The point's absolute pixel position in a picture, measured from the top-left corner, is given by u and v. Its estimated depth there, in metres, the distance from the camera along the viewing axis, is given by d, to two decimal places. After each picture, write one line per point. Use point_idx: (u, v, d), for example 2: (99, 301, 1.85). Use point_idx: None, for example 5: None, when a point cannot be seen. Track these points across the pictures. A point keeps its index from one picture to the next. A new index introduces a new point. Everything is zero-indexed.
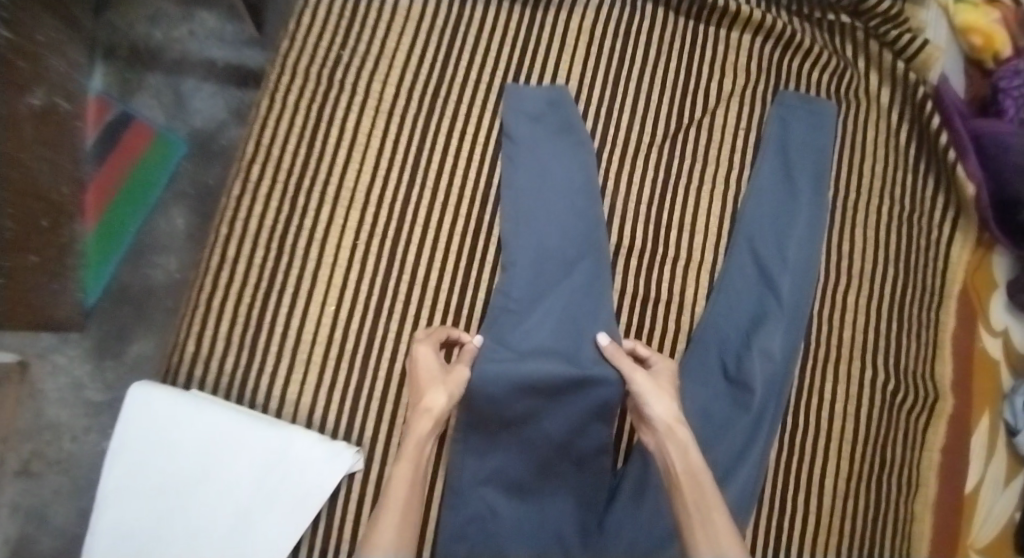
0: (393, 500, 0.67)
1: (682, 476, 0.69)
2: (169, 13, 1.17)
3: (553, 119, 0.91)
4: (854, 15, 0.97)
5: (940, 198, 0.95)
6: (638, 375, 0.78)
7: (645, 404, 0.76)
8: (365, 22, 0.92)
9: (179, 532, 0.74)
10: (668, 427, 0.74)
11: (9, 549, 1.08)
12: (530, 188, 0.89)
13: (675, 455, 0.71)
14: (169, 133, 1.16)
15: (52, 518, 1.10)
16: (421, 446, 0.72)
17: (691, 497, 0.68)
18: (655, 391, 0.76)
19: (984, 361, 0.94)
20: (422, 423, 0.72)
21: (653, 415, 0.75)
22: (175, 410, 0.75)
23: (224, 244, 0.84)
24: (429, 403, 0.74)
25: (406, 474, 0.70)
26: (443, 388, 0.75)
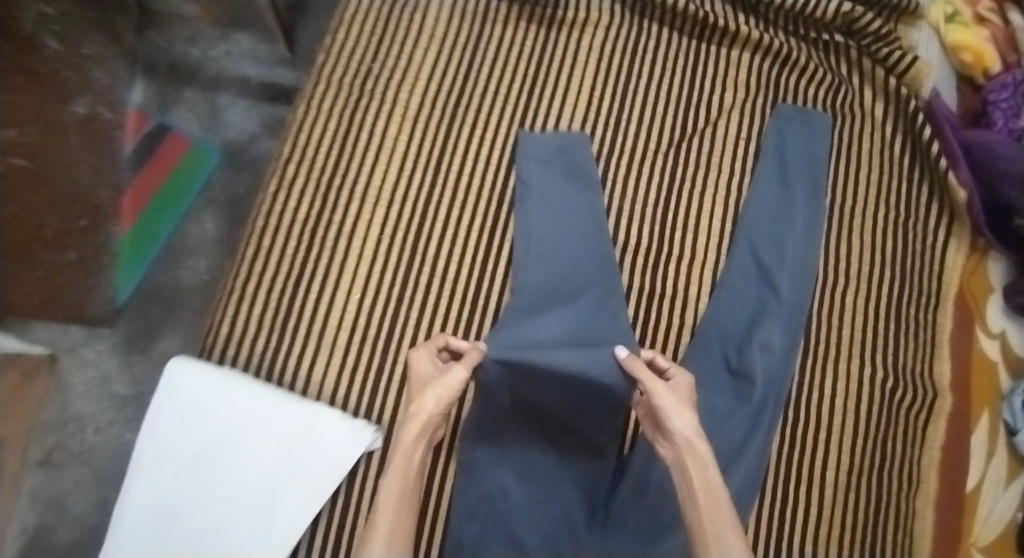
0: (383, 508, 0.68)
1: (699, 491, 0.69)
2: (206, 34, 1.24)
3: (569, 161, 0.95)
4: (847, 34, 1.03)
5: (934, 206, 0.99)
6: (657, 385, 0.76)
7: (662, 415, 0.75)
8: (393, 36, 1.00)
9: (207, 497, 0.79)
10: (688, 441, 0.72)
11: (25, 540, 1.08)
12: (541, 220, 0.92)
13: (692, 470, 0.71)
14: (203, 143, 1.21)
15: (69, 508, 1.10)
16: (410, 451, 0.72)
17: (708, 515, 0.67)
18: (673, 403, 0.75)
19: (981, 362, 0.97)
20: (409, 428, 0.73)
21: (670, 427, 0.74)
22: (209, 384, 0.81)
23: (258, 234, 0.90)
24: (416, 408, 0.74)
25: (395, 483, 0.70)
26: (431, 391, 0.75)
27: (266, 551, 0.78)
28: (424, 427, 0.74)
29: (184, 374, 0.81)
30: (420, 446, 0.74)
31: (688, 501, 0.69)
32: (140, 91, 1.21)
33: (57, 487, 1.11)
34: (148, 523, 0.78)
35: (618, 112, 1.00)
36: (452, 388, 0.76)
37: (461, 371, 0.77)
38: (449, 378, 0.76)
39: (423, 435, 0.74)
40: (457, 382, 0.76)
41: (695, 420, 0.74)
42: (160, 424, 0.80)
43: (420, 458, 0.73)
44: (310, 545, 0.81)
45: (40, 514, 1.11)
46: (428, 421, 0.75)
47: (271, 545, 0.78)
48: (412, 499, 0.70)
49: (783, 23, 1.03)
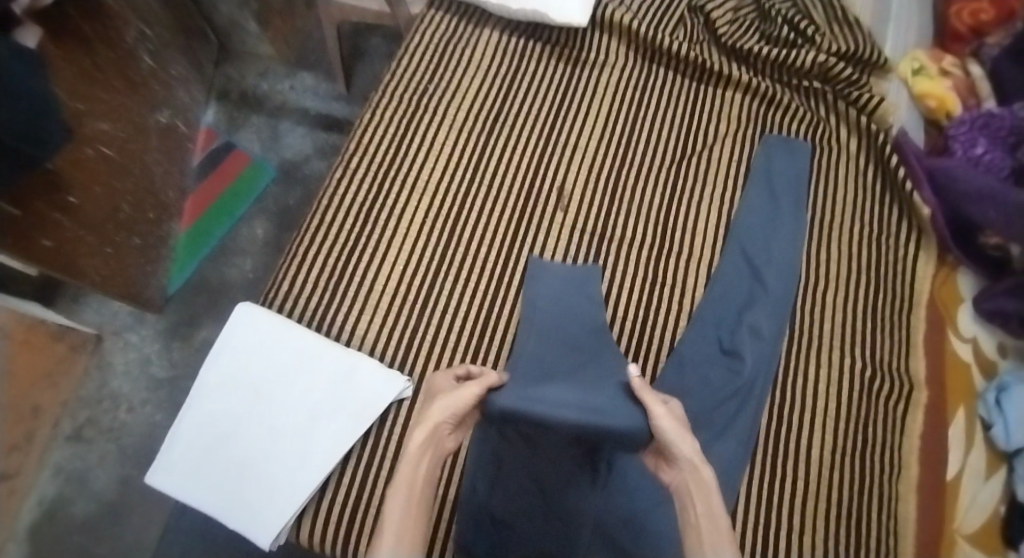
0: (391, 514, 0.71)
1: (702, 519, 0.71)
2: (276, 71, 1.48)
3: (572, 281, 1.02)
4: (824, 81, 1.19)
5: (904, 223, 1.11)
6: (660, 411, 0.81)
7: (665, 438, 0.79)
8: (445, 65, 1.17)
9: (258, 424, 0.90)
10: (692, 467, 0.76)
11: (43, 508, 1.21)
12: (545, 318, 0.99)
13: (695, 495, 0.74)
14: (262, 160, 1.41)
15: (92, 483, 1.23)
16: (416, 459, 0.75)
17: (709, 539, 0.70)
18: (675, 429, 0.79)
19: (954, 362, 1.06)
20: (417, 435, 0.76)
21: (673, 451, 0.78)
22: (271, 329, 0.93)
23: (322, 212, 1.03)
24: (425, 418, 0.78)
25: (401, 490, 0.72)
26: (441, 403, 0.80)
27: (299, 474, 0.87)
28: (432, 434, 0.77)
29: (247, 319, 0.93)
30: (428, 453, 0.76)
31: (687, 525, 0.73)
32: (212, 113, 1.45)
33: (83, 460, 1.24)
34: (201, 440, 0.90)
35: (628, 134, 1.15)
36: (461, 399, 0.80)
37: (474, 387, 0.82)
38: (459, 392, 0.81)
39: (431, 442, 0.77)
40: (466, 394, 0.81)
41: (697, 445, 0.78)
42: (220, 359, 0.93)
43: (430, 464, 0.76)
44: (339, 480, 0.89)
45: (64, 482, 1.22)
46: (437, 430, 0.78)
47: (305, 470, 0.88)
48: (421, 507, 0.72)
49: (770, 71, 1.20)
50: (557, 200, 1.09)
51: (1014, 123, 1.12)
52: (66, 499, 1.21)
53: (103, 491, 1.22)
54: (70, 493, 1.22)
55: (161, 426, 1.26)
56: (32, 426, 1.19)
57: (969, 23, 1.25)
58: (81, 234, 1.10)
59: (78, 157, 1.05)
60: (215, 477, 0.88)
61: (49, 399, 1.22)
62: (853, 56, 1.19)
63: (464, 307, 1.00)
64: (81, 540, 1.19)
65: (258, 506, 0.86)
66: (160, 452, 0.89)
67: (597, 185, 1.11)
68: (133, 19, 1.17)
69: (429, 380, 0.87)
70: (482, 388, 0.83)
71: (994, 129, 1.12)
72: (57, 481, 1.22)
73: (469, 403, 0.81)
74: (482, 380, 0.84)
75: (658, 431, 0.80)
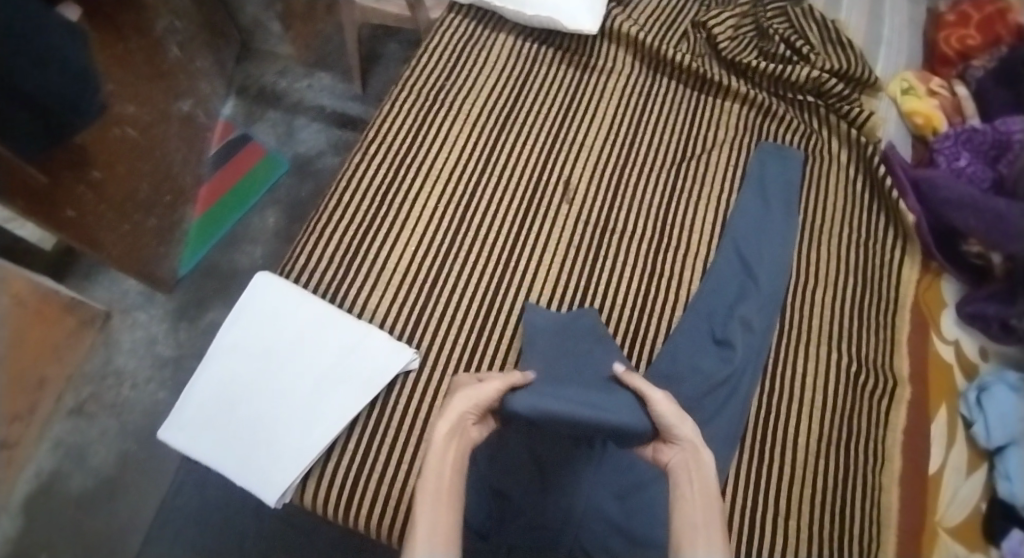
0: (421, 509, 0.69)
1: (698, 497, 0.72)
2: (296, 70, 1.55)
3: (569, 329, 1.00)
4: (817, 96, 1.25)
5: (891, 230, 1.17)
6: (659, 394, 0.82)
7: (662, 420, 0.80)
8: (461, 65, 1.23)
9: (269, 387, 0.95)
10: (692, 448, 0.77)
11: (39, 481, 1.21)
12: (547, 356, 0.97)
13: (692, 475, 0.74)
14: (277, 153, 1.46)
15: (89, 458, 1.23)
16: (442, 453, 0.74)
17: (702, 515, 0.70)
18: (674, 411, 0.80)
19: (938, 362, 1.10)
20: (440, 427, 0.76)
21: (671, 432, 0.79)
22: (285, 299, 0.99)
23: (340, 194, 1.08)
24: (447, 409, 0.79)
25: (429, 484, 0.71)
26: (462, 396, 0.81)
27: (306, 438, 0.91)
28: (455, 426, 0.77)
29: (265, 289, 0.99)
30: (453, 445, 0.75)
31: (679, 500, 0.72)
32: (231, 106, 1.52)
33: (83, 434, 1.25)
34: (213, 401, 0.95)
35: (632, 136, 1.21)
36: (483, 392, 0.82)
37: (494, 383, 0.83)
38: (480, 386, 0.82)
39: (455, 433, 0.76)
40: (488, 387, 0.82)
41: (694, 427, 0.79)
42: (237, 326, 0.98)
43: (456, 456, 0.75)
44: (344, 446, 0.92)
45: (63, 456, 1.23)
46: (459, 423, 0.78)
47: (313, 433, 0.91)
48: (453, 494, 0.71)
49: (767, 84, 1.26)
50: (563, 194, 1.14)
51: (995, 137, 1.18)
52: (63, 473, 1.22)
53: (101, 466, 1.22)
54: (68, 468, 1.22)
55: (163, 404, 1.27)
56: (35, 397, 1.21)
57: (956, 47, 1.35)
58: (102, 209, 1.14)
59: (104, 136, 1.12)
60: (225, 437, 0.93)
61: (54, 372, 1.24)
62: (846, 74, 1.26)
63: (469, 289, 1.04)
64: (74, 515, 1.19)
65: (265, 465, 0.90)
66: (176, 410, 0.94)
67: (601, 182, 1.16)
68: (165, 11, 1.24)
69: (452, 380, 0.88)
70: (504, 382, 0.84)
71: (976, 143, 1.19)
72: (55, 455, 1.23)
73: (493, 396, 0.82)
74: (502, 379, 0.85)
75: (657, 415, 0.81)
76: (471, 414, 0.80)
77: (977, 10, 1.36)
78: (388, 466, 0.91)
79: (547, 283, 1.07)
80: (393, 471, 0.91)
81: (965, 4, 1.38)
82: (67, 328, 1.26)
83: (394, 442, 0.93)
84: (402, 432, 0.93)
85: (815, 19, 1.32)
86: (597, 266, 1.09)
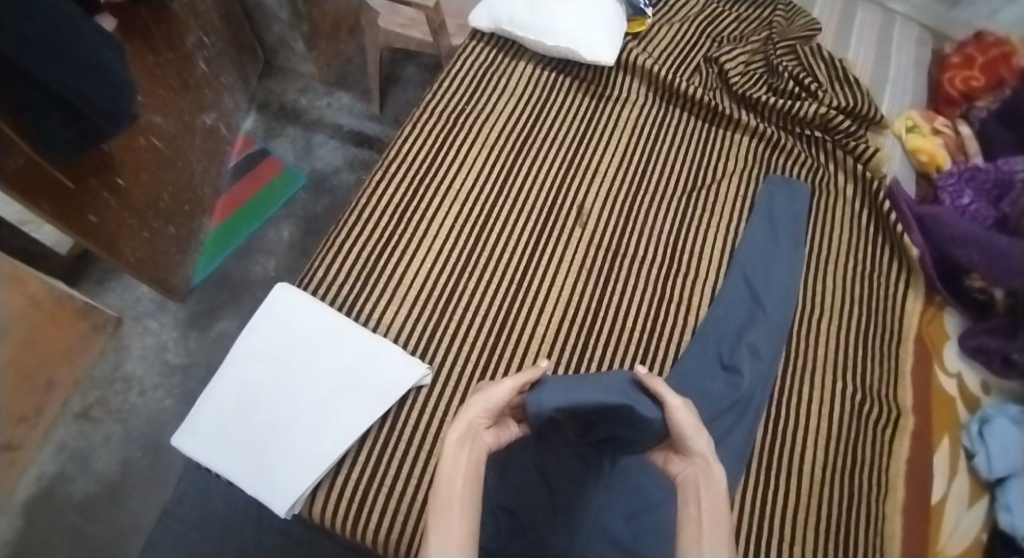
0: (436, 519, 0.71)
1: (705, 516, 0.73)
2: (316, 89, 1.60)
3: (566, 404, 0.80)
4: (824, 131, 1.28)
5: (895, 264, 1.19)
6: (677, 403, 0.79)
7: (678, 430, 0.79)
8: (481, 90, 1.27)
9: (284, 395, 0.96)
10: (704, 462, 0.78)
11: (40, 484, 1.20)
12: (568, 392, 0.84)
13: (701, 492, 0.76)
14: (294, 168, 1.50)
15: (92, 463, 1.23)
16: (453, 458, 0.75)
17: (707, 534, 0.71)
18: (691, 422, 0.79)
19: (940, 394, 1.11)
20: (453, 430, 0.78)
21: (687, 445, 0.79)
22: (304, 309, 1.01)
23: (360, 211, 1.11)
24: (459, 415, 0.80)
25: (442, 493, 0.73)
26: (475, 399, 0.81)
27: (319, 447, 0.92)
28: (467, 429, 0.78)
29: (284, 297, 1.01)
30: (466, 449, 0.76)
31: (686, 516, 0.74)
32: (251, 120, 1.55)
33: (88, 439, 1.25)
34: (227, 408, 0.96)
35: (645, 165, 1.24)
36: (496, 394, 0.81)
37: (505, 386, 0.82)
38: (493, 388, 0.82)
39: (467, 436, 0.77)
40: (500, 389, 0.82)
41: (710, 441, 0.79)
42: (256, 331, 1.00)
43: (471, 459, 0.76)
44: (355, 458, 0.93)
45: (67, 459, 1.23)
46: (472, 426, 0.79)
47: (325, 443, 0.92)
48: (469, 500, 0.73)
49: (776, 119, 1.29)
50: (577, 217, 1.17)
51: (998, 176, 1.22)
52: (65, 477, 1.21)
53: (104, 471, 1.22)
54: (70, 472, 1.22)
55: (169, 412, 1.27)
56: (42, 399, 1.22)
57: (961, 88, 1.40)
58: (124, 216, 1.16)
59: (130, 144, 1.15)
60: (239, 440, 0.94)
61: (63, 375, 1.25)
62: (852, 111, 1.30)
63: (483, 306, 1.06)
64: (73, 520, 1.18)
65: (276, 473, 0.91)
66: (191, 414, 0.96)
67: (614, 208, 1.19)
68: (195, 27, 1.28)
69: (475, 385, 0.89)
70: (517, 383, 0.83)
71: (979, 181, 1.23)
72: (58, 458, 1.23)
73: (507, 397, 0.82)
74: (518, 378, 0.84)
75: (674, 427, 0.79)
76: (483, 417, 0.80)
77: (982, 53, 1.43)
78: (399, 478, 0.92)
79: (559, 304, 1.08)
80: (402, 485, 0.92)
81: (970, 48, 1.45)
82: (79, 332, 1.27)
83: (404, 455, 0.94)
84: (413, 445, 0.94)
85: (823, 58, 1.36)
86: (609, 288, 1.11)
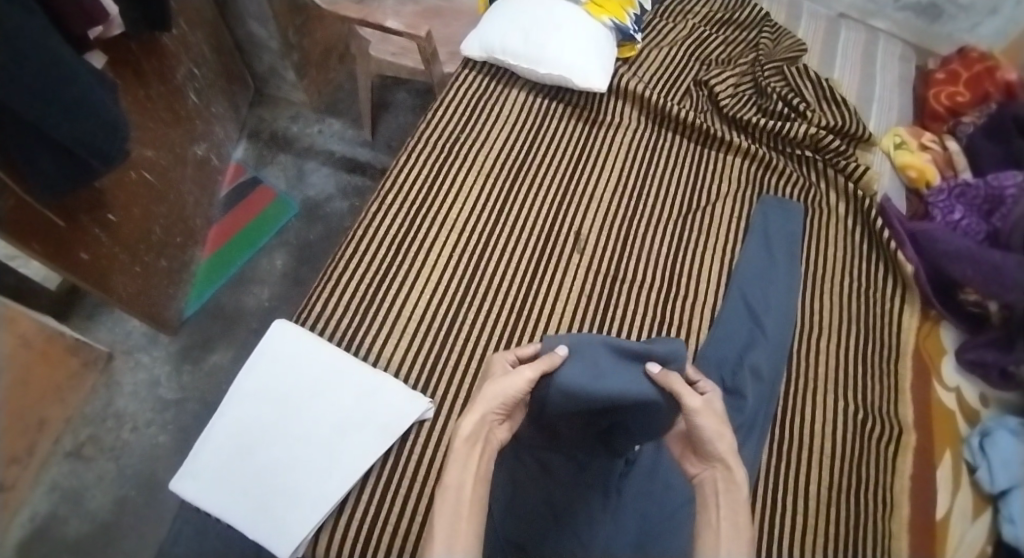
0: (441, 519, 0.71)
1: (723, 524, 0.74)
2: (307, 117, 1.61)
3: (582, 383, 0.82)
4: (815, 151, 1.30)
5: (890, 280, 1.20)
6: (696, 405, 0.80)
7: (702, 434, 0.79)
8: (475, 119, 1.27)
9: (286, 434, 0.95)
10: (726, 468, 0.78)
11: (31, 528, 1.16)
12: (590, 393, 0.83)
13: (721, 496, 0.77)
14: (287, 197, 1.49)
15: (85, 504, 1.19)
16: (464, 457, 0.75)
17: (726, 540, 0.73)
18: (714, 427, 0.79)
19: (941, 409, 1.12)
20: (465, 425, 0.77)
21: (710, 449, 0.79)
22: (303, 345, 1.00)
23: (358, 242, 1.10)
24: (473, 405, 0.79)
25: (449, 494, 0.73)
26: (491, 390, 0.80)
27: (323, 486, 0.91)
28: (479, 426, 0.78)
29: (283, 334, 1.00)
30: (477, 449, 0.76)
31: (706, 523, 0.76)
32: (242, 149, 1.55)
33: (80, 478, 1.21)
34: (229, 449, 0.94)
35: (640, 188, 1.25)
36: (512, 386, 0.80)
37: (522, 375, 0.81)
38: (510, 379, 0.81)
39: (479, 434, 0.77)
40: (516, 380, 0.80)
41: (733, 445, 0.79)
42: (256, 368, 0.99)
43: (480, 458, 0.76)
44: (358, 496, 0.91)
45: (59, 500, 1.19)
46: (484, 422, 0.78)
47: (329, 481, 0.91)
48: (476, 502, 0.73)
49: (766, 140, 1.31)
50: (574, 243, 1.17)
51: (988, 192, 1.24)
52: (57, 519, 1.17)
53: (97, 511, 1.18)
54: (62, 514, 1.18)
55: (164, 448, 1.24)
56: (34, 439, 1.18)
57: (946, 104, 1.44)
58: (116, 251, 1.14)
59: (122, 179, 1.14)
60: (241, 481, 0.92)
61: (53, 413, 1.21)
62: (840, 130, 1.31)
63: (483, 335, 1.06)
64: None
65: (281, 515, 0.89)
66: (191, 457, 0.94)
67: (610, 232, 1.19)
68: (185, 58, 1.28)
69: (492, 358, 0.88)
70: (536, 373, 0.81)
71: (969, 198, 1.25)
72: (49, 500, 1.19)
73: (523, 387, 0.81)
74: (535, 367, 0.82)
75: (694, 426, 0.80)
76: (499, 408, 0.80)
77: (966, 69, 1.48)
78: (404, 514, 0.91)
79: (559, 331, 1.08)
80: (407, 522, 0.90)
81: (954, 65, 1.49)
82: (70, 368, 1.24)
83: (408, 492, 0.92)
84: (416, 481, 0.93)
85: (810, 78, 1.38)
86: (609, 313, 1.10)
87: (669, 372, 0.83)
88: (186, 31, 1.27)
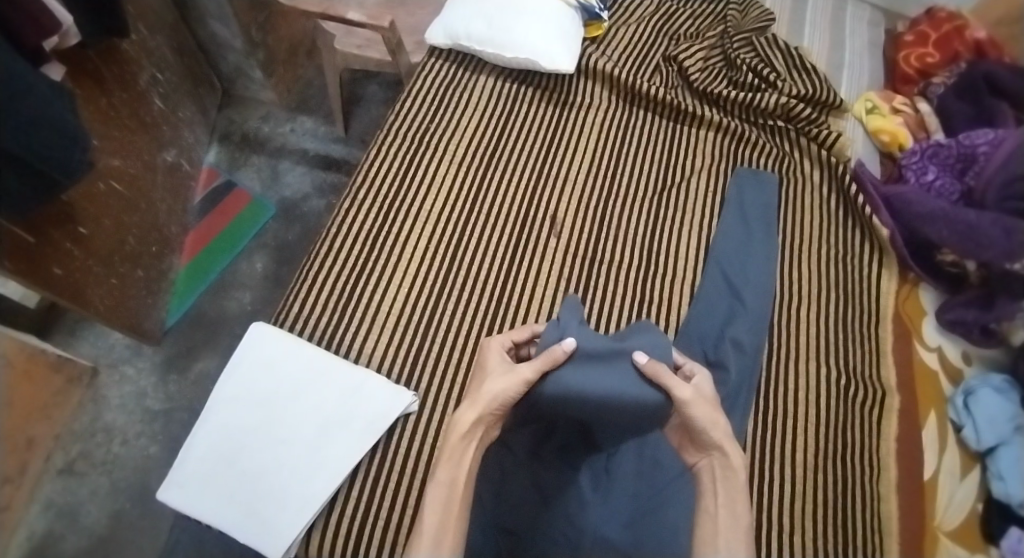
0: (429, 516, 0.72)
1: (721, 507, 0.76)
2: (278, 116, 1.60)
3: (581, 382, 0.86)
4: (787, 120, 1.29)
5: (866, 245, 1.20)
6: (687, 396, 0.79)
7: (694, 423, 0.79)
8: (444, 108, 1.26)
9: (271, 436, 0.95)
10: (722, 453, 0.78)
11: (28, 547, 1.15)
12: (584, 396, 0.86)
13: (718, 483, 0.78)
14: (262, 199, 1.48)
15: (81, 520, 1.18)
16: (458, 454, 0.76)
17: (723, 531, 0.74)
18: (708, 416, 0.79)
19: (923, 369, 1.13)
20: (463, 420, 0.77)
21: (705, 437, 0.79)
22: (282, 346, 0.99)
23: (331, 240, 1.09)
24: (474, 402, 0.78)
25: (440, 490, 0.74)
26: (494, 390, 0.79)
27: (311, 487, 0.91)
28: (476, 425, 0.77)
29: (260, 336, 1.00)
30: (473, 445, 0.77)
31: (705, 510, 0.77)
32: (214, 152, 1.54)
33: (74, 494, 1.20)
34: (215, 456, 0.94)
35: (612, 168, 1.24)
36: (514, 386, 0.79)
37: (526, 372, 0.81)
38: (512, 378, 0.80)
39: (475, 432, 0.77)
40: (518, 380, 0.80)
41: (727, 432, 0.79)
42: (236, 371, 0.99)
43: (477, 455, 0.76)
44: (348, 494, 0.92)
45: (55, 518, 1.18)
46: (483, 421, 0.78)
47: (317, 481, 0.91)
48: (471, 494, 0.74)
49: (738, 112, 1.30)
50: (551, 227, 1.16)
51: (960, 151, 1.25)
52: (54, 536, 1.17)
53: (94, 526, 1.18)
54: (59, 532, 1.17)
55: (155, 459, 1.24)
56: (24, 459, 1.17)
57: (916, 65, 1.44)
58: (89, 265, 1.13)
59: (91, 192, 1.12)
60: (230, 487, 0.92)
61: (42, 432, 1.20)
62: (811, 98, 1.31)
63: (464, 324, 1.06)
64: None
65: (272, 518, 0.89)
66: (179, 465, 0.94)
67: (586, 213, 1.19)
68: (147, 63, 1.26)
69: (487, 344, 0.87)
70: (534, 372, 0.82)
71: (942, 157, 1.26)
72: (45, 518, 1.18)
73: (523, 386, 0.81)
74: (535, 364, 0.82)
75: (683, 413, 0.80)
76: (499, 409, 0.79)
77: (934, 29, 1.47)
78: (395, 509, 0.91)
79: (539, 315, 1.08)
80: (399, 517, 0.91)
81: (922, 25, 1.49)
82: (55, 385, 1.23)
83: (398, 486, 0.92)
84: (405, 474, 0.93)
85: (779, 47, 1.37)
86: (588, 295, 1.10)
87: (657, 361, 0.84)
88: (146, 36, 1.26)
